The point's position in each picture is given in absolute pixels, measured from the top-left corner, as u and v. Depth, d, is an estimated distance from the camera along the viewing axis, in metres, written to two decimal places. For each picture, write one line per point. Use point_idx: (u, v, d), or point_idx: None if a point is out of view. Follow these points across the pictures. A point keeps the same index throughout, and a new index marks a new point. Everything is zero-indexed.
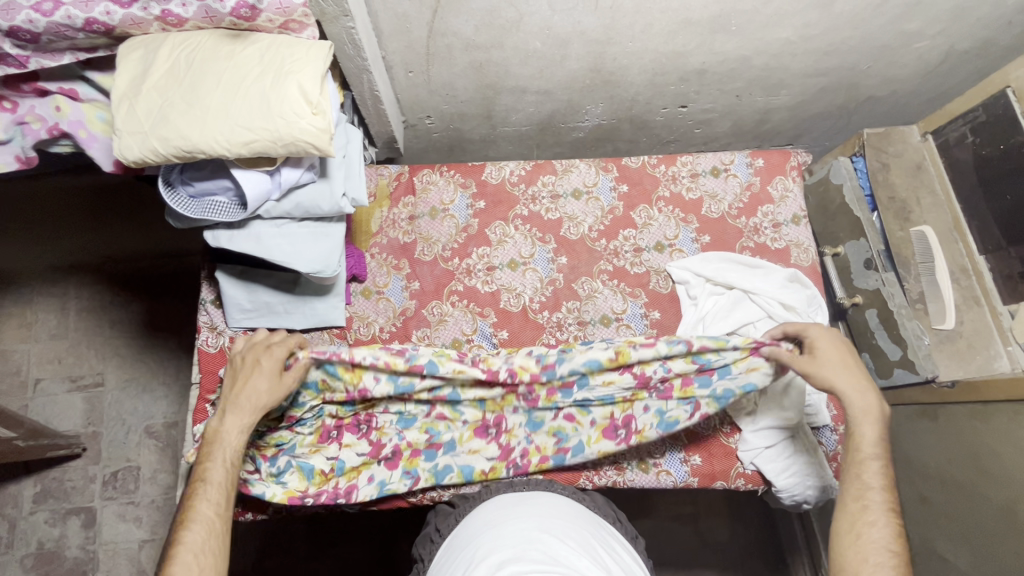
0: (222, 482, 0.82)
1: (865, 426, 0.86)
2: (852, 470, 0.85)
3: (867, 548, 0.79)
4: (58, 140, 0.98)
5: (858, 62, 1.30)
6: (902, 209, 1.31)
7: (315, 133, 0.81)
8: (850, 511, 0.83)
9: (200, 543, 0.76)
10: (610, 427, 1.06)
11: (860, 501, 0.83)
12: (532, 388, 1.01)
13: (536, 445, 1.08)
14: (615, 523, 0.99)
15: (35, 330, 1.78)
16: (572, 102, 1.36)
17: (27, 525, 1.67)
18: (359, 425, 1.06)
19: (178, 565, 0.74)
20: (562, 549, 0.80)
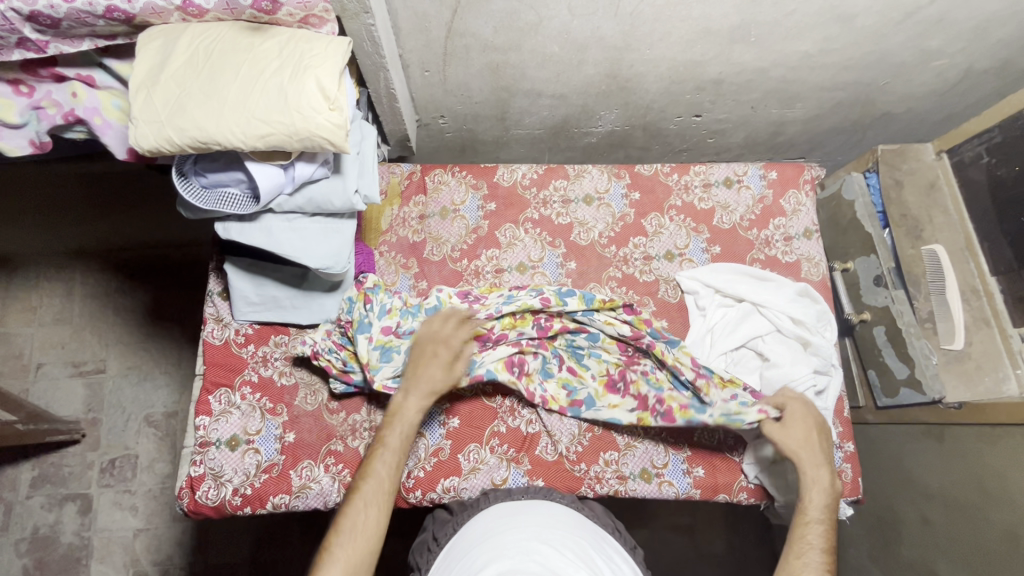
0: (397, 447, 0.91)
1: (812, 495, 0.94)
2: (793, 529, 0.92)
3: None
4: (73, 125, 0.98)
5: (876, 78, 1.29)
6: (914, 227, 1.30)
7: (331, 129, 0.81)
8: (791, 566, 0.87)
9: (372, 497, 0.86)
10: (613, 382, 1.10)
11: (800, 558, 0.87)
12: (547, 399, 1.09)
13: (550, 395, 1.10)
14: (614, 534, 0.98)
15: (40, 314, 1.78)
16: (586, 107, 1.36)
17: (23, 509, 1.67)
18: (469, 296, 1.09)
19: (352, 510, 0.84)
20: (561, 562, 0.80)
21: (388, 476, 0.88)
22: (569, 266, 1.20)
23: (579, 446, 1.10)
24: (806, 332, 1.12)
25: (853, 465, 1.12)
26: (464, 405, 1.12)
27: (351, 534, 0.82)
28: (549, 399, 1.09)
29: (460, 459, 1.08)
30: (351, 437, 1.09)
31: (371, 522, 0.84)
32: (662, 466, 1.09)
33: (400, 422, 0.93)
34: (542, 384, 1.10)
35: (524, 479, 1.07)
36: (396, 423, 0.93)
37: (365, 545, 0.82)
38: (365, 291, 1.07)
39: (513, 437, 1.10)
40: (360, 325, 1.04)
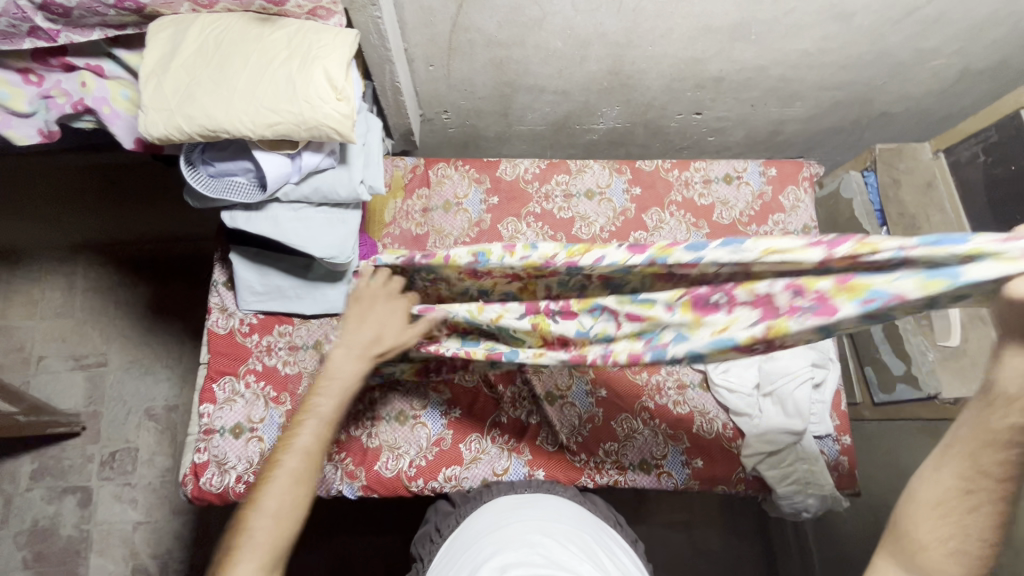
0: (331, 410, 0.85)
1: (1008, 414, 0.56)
2: (965, 439, 0.60)
3: (949, 537, 0.60)
4: (82, 115, 0.99)
5: (873, 77, 1.31)
6: (911, 225, 1.36)
7: (338, 119, 0.82)
8: (944, 488, 0.61)
9: (299, 471, 0.81)
10: (701, 298, 0.75)
11: (968, 488, 0.60)
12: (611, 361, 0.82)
13: (615, 355, 0.82)
14: (616, 527, 0.99)
15: (41, 307, 1.79)
16: (588, 104, 1.38)
17: (23, 501, 1.68)
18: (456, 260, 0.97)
19: (274, 485, 0.79)
20: (564, 553, 0.80)
21: (313, 445, 0.83)
22: None
23: (579, 437, 1.11)
24: None
25: (850, 458, 1.13)
26: (466, 395, 1.13)
27: (269, 521, 0.76)
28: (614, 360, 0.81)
29: (462, 448, 1.09)
30: (354, 426, 1.09)
31: (298, 501, 0.79)
32: (661, 457, 1.10)
33: (334, 383, 0.87)
34: (603, 348, 0.84)
35: (524, 469, 1.08)
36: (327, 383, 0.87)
37: (284, 528, 0.77)
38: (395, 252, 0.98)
39: (514, 428, 1.11)
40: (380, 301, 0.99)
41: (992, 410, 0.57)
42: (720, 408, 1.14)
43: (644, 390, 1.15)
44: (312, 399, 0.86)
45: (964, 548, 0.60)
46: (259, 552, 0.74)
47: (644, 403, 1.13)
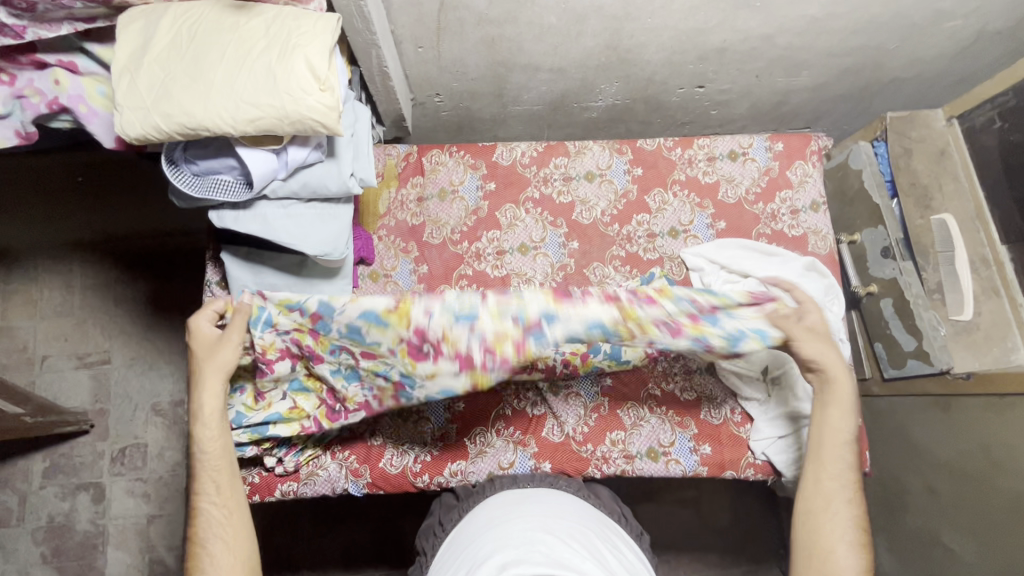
0: (210, 469, 0.89)
1: (842, 412, 0.93)
2: (821, 452, 0.92)
3: (838, 528, 0.87)
4: (58, 115, 0.95)
5: (885, 42, 1.25)
6: (923, 196, 1.31)
7: (323, 110, 0.78)
8: (823, 490, 0.90)
9: (221, 497, 0.87)
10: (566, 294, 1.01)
11: (833, 480, 0.90)
12: (492, 343, 0.95)
13: (496, 335, 0.96)
14: (620, 520, 0.99)
15: (41, 306, 1.78)
16: (585, 81, 1.32)
17: (37, 499, 1.70)
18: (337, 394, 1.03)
19: (205, 516, 0.86)
20: (566, 552, 0.79)
21: (224, 470, 0.89)
22: (572, 246, 1.18)
23: (585, 427, 1.09)
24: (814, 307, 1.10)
25: None
26: (470, 389, 1.10)
27: (223, 543, 0.84)
28: (485, 353, 0.95)
29: (467, 442, 1.07)
30: (359, 423, 1.08)
31: (239, 545, 0.85)
32: (669, 444, 1.09)
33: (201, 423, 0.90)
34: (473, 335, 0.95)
35: (530, 462, 1.07)
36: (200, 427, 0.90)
37: (241, 546, 0.85)
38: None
39: (519, 420, 1.09)
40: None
41: (832, 419, 0.93)
42: (727, 393, 1.12)
43: (650, 377, 1.12)
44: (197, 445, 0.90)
45: (848, 539, 0.87)
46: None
47: (651, 390, 1.12)
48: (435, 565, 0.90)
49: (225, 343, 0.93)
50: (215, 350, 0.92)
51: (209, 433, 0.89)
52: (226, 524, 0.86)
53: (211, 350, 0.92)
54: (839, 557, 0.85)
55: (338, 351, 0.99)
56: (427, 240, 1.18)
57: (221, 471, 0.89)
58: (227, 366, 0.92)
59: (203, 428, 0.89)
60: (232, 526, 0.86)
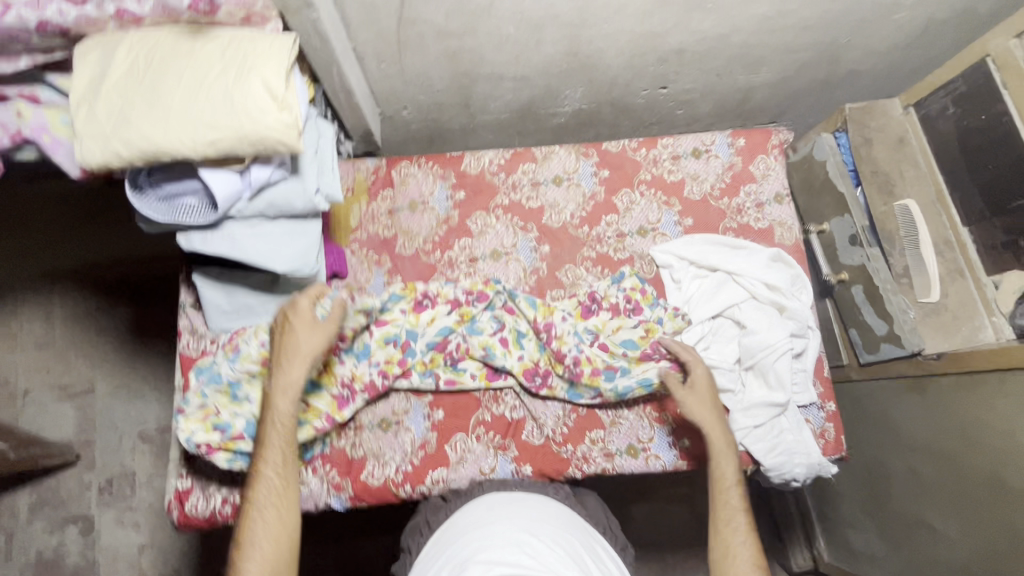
0: (280, 441, 0.91)
1: (723, 456, 0.97)
2: (716, 500, 0.95)
3: (743, 573, 0.87)
4: (22, 146, 0.93)
5: (837, 36, 1.29)
6: (885, 183, 1.34)
7: (281, 129, 0.79)
8: (722, 537, 0.91)
9: (282, 469, 0.89)
10: (541, 331, 1.11)
11: (729, 524, 0.92)
12: (468, 289, 1.13)
13: (467, 288, 1.13)
14: (605, 533, 1.01)
15: (21, 339, 1.76)
16: (550, 87, 1.34)
17: (25, 535, 1.68)
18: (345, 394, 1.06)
19: (263, 480, 0.88)
20: (549, 556, 0.83)
21: (286, 444, 0.91)
22: (543, 250, 1.19)
23: (565, 428, 1.10)
24: (782, 297, 1.13)
25: (835, 424, 1.13)
26: (447, 396, 1.11)
27: (273, 513, 0.86)
28: (468, 294, 1.13)
29: (447, 449, 1.07)
30: (339, 438, 1.08)
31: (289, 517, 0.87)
32: (647, 440, 1.10)
33: (286, 392, 0.92)
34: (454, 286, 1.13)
35: (511, 466, 1.07)
36: (283, 397, 0.92)
37: (289, 523, 0.87)
38: (212, 425, 1.01)
39: (499, 425, 1.10)
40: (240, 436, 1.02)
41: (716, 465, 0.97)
42: None
43: None
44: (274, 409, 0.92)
45: None
46: (275, 550, 0.84)
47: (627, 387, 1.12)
48: (418, 565, 0.92)
49: (323, 328, 0.95)
50: (312, 328, 0.94)
51: (288, 405, 0.92)
52: (280, 495, 0.88)
53: (302, 328, 0.94)
54: None
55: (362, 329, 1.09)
56: (398, 251, 1.19)
57: (291, 445, 0.91)
58: (317, 348, 0.94)
59: (286, 397, 0.92)
60: (286, 499, 0.88)
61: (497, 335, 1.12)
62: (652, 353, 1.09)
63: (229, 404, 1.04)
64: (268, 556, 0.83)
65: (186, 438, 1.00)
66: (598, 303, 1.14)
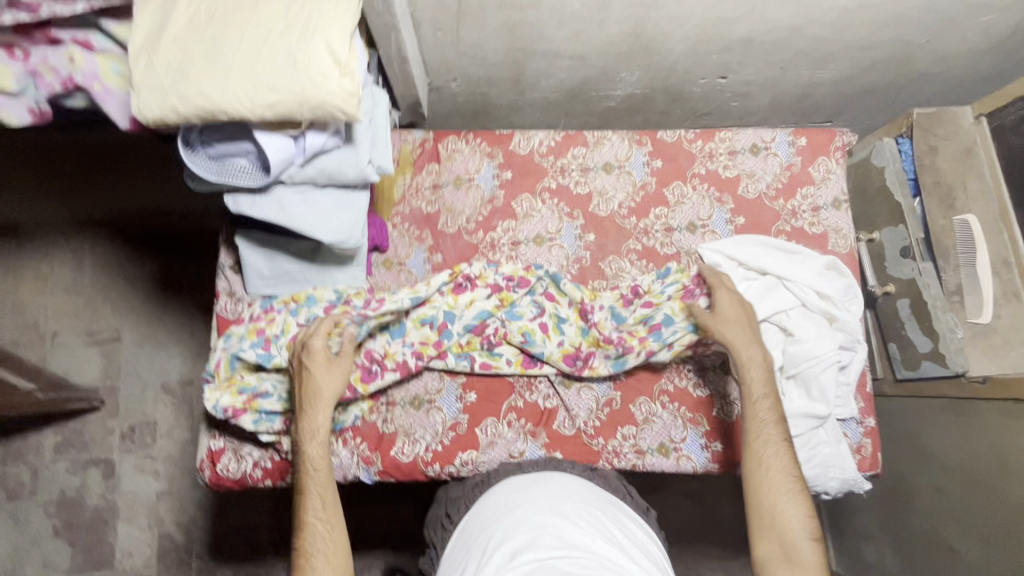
0: (317, 485, 0.91)
1: (754, 374, 0.98)
2: (747, 414, 0.96)
3: (778, 478, 0.91)
4: (71, 92, 0.92)
5: (917, 35, 1.21)
6: (946, 196, 1.28)
7: (343, 96, 0.76)
8: (755, 449, 0.94)
9: (324, 513, 0.89)
10: (585, 309, 1.10)
11: (760, 437, 0.94)
12: (511, 275, 1.10)
13: (508, 274, 1.10)
14: (626, 499, 1.00)
15: (52, 283, 1.78)
16: (606, 69, 1.29)
17: (49, 473, 1.72)
18: (373, 367, 1.05)
19: (311, 528, 0.88)
20: (576, 532, 0.83)
21: (325, 488, 0.91)
22: (588, 238, 1.16)
23: (597, 421, 1.09)
24: (833, 307, 1.09)
25: (872, 439, 1.11)
26: (481, 379, 1.10)
27: (326, 559, 0.86)
28: (508, 280, 1.10)
29: (478, 433, 1.07)
30: (370, 412, 1.08)
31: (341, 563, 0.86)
32: (680, 440, 1.08)
33: (313, 437, 0.94)
34: (497, 273, 1.10)
35: (541, 452, 1.07)
36: (312, 442, 0.93)
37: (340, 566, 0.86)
38: (237, 389, 1.01)
39: (531, 412, 1.09)
40: (264, 396, 1.02)
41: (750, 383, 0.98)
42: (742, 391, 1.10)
43: (663, 372, 1.11)
44: (304, 456, 0.93)
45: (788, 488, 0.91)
46: None
47: (664, 385, 1.11)
48: (446, 561, 0.92)
49: (340, 365, 0.97)
50: (331, 369, 0.96)
51: (319, 449, 0.93)
52: (328, 539, 0.88)
53: (324, 371, 0.96)
54: (783, 509, 0.89)
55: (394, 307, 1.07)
56: (441, 228, 1.17)
57: (327, 487, 0.91)
58: (339, 387, 0.96)
59: (316, 441, 0.94)
60: (334, 541, 0.88)
61: (537, 320, 1.10)
62: (695, 288, 1.08)
63: (255, 371, 1.04)
64: None
65: (213, 405, 1.00)
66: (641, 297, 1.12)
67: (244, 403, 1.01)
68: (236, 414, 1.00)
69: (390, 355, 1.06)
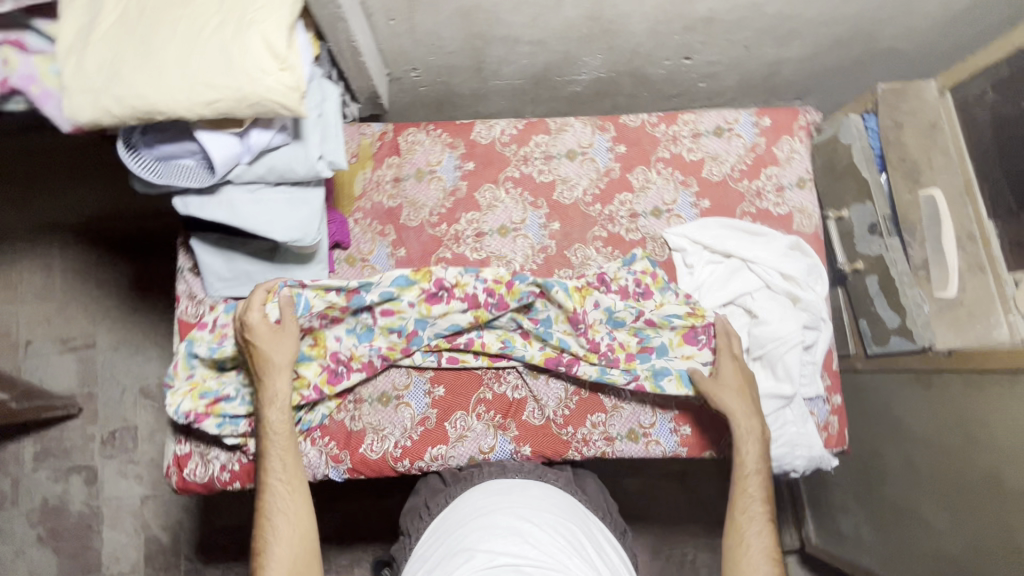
0: (279, 449, 0.92)
1: (749, 447, 0.98)
2: (735, 484, 0.98)
3: (756, 558, 0.92)
4: (10, 97, 0.87)
5: (877, 10, 1.21)
6: (911, 170, 1.27)
7: (283, 91, 0.74)
8: (737, 523, 0.95)
9: (286, 475, 0.91)
10: (574, 318, 1.06)
11: (745, 513, 0.95)
12: (490, 287, 1.06)
13: (490, 281, 1.07)
14: (604, 520, 1.02)
15: (21, 291, 1.75)
16: (568, 53, 1.27)
17: (30, 482, 1.71)
18: (339, 368, 1.04)
19: (273, 489, 0.90)
20: (552, 546, 0.85)
21: (286, 452, 0.93)
22: (553, 227, 1.15)
23: (566, 410, 1.09)
24: (797, 287, 1.10)
25: (839, 416, 1.12)
26: (449, 372, 1.09)
27: (288, 518, 0.89)
28: (489, 295, 1.06)
29: (447, 426, 1.07)
30: (338, 411, 1.07)
31: (303, 523, 0.89)
32: (649, 425, 1.09)
33: (269, 404, 0.94)
34: (478, 280, 1.06)
35: (511, 445, 1.07)
36: (269, 408, 0.94)
37: (305, 526, 0.89)
38: (199, 393, 1.00)
39: (500, 404, 1.08)
40: (228, 399, 1.01)
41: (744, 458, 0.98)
42: None
43: None
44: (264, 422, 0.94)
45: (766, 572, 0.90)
46: (294, 552, 0.87)
47: None
48: (418, 550, 0.94)
49: (288, 331, 0.96)
50: (280, 336, 0.95)
51: (278, 415, 0.93)
52: (291, 500, 0.90)
53: (273, 338, 0.95)
54: None
55: (362, 313, 1.05)
56: (403, 222, 1.15)
57: (289, 449, 0.93)
58: (290, 354, 0.95)
59: (274, 407, 0.94)
60: (296, 502, 0.90)
61: (517, 329, 1.10)
62: (701, 333, 1.09)
63: (216, 373, 1.03)
64: (289, 556, 0.87)
65: (174, 410, 0.99)
66: (607, 284, 1.11)
67: (206, 408, 0.99)
68: (200, 418, 0.99)
69: (354, 356, 1.06)
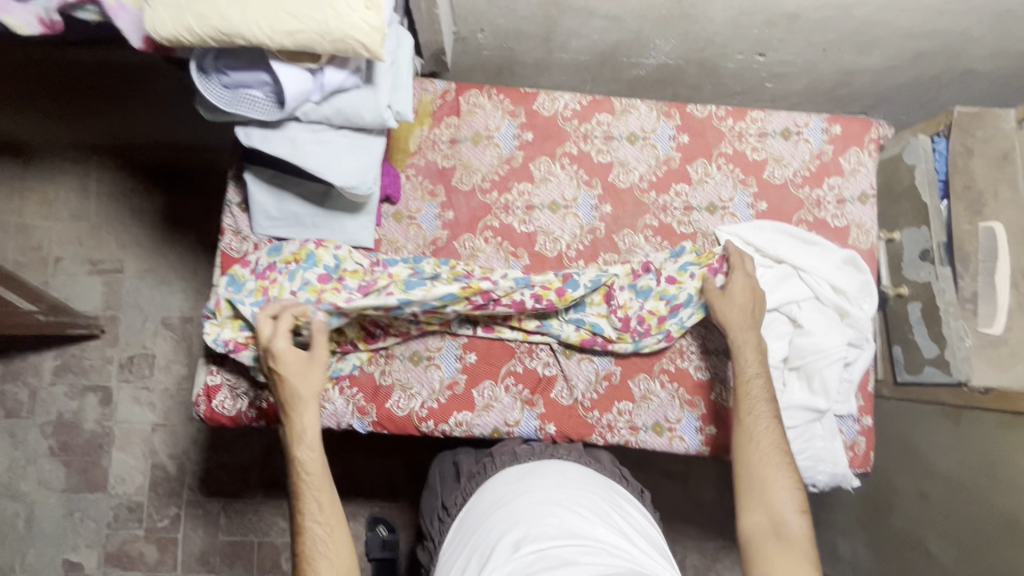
0: (314, 488, 0.88)
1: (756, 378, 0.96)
2: (739, 421, 0.94)
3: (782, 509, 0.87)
4: (83, 4, 0.86)
5: (969, 28, 1.16)
6: (975, 201, 1.20)
7: (367, 31, 0.73)
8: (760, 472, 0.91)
9: (323, 514, 0.86)
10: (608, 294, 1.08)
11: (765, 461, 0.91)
12: (538, 294, 1.04)
13: (539, 288, 1.05)
14: (623, 482, 1.01)
15: (57, 207, 1.76)
16: (640, 34, 1.24)
17: (47, 394, 1.74)
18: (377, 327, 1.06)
19: (310, 532, 0.85)
20: (577, 520, 0.84)
21: (324, 488, 0.88)
22: (604, 210, 1.13)
23: (594, 395, 1.08)
24: (846, 302, 1.08)
25: (867, 438, 1.10)
26: (481, 340, 1.09)
27: (330, 561, 0.83)
28: (536, 301, 1.04)
29: (474, 394, 1.07)
30: (369, 363, 1.07)
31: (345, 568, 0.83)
32: (675, 420, 1.08)
33: (299, 439, 0.90)
34: (525, 287, 1.04)
35: (536, 422, 1.06)
36: (301, 446, 0.90)
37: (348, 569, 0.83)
38: (239, 325, 1.00)
39: (529, 378, 1.08)
40: None
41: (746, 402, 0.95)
42: None
43: (666, 352, 1.10)
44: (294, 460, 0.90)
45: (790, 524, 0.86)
46: None
47: (664, 365, 1.10)
48: (444, 552, 0.93)
49: (316, 360, 0.93)
50: (307, 368, 0.93)
51: (310, 452, 0.90)
52: (331, 543, 0.85)
53: (300, 369, 0.92)
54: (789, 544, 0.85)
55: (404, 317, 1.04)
56: (455, 183, 1.13)
57: (324, 488, 0.88)
58: (318, 384, 0.93)
59: (303, 444, 0.90)
60: (337, 544, 0.85)
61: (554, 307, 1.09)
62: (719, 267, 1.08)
63: None
64: None
65: (213, 339, 0.99)
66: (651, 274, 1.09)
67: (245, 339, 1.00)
68: (236, 347, 0.99)
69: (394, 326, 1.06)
